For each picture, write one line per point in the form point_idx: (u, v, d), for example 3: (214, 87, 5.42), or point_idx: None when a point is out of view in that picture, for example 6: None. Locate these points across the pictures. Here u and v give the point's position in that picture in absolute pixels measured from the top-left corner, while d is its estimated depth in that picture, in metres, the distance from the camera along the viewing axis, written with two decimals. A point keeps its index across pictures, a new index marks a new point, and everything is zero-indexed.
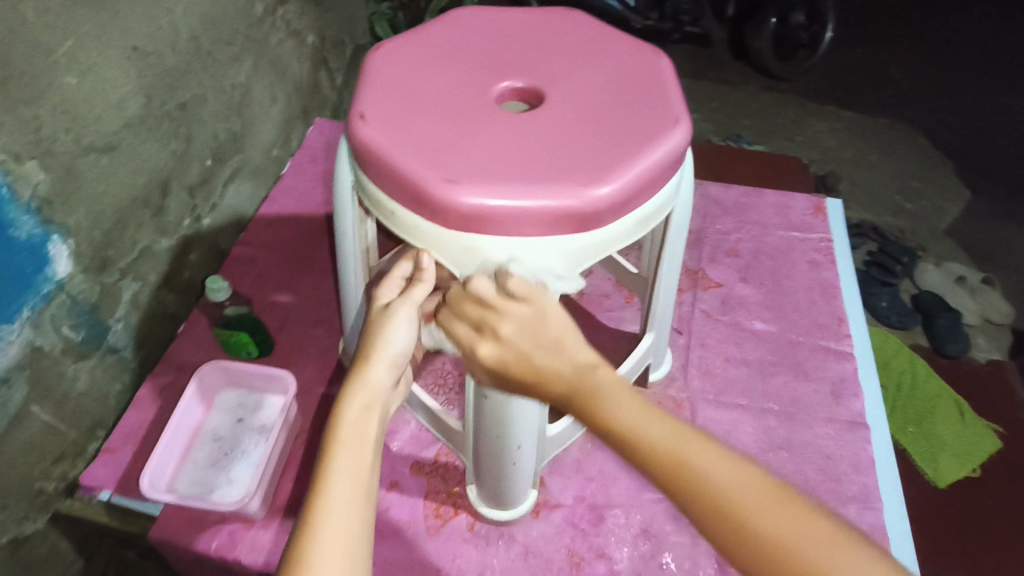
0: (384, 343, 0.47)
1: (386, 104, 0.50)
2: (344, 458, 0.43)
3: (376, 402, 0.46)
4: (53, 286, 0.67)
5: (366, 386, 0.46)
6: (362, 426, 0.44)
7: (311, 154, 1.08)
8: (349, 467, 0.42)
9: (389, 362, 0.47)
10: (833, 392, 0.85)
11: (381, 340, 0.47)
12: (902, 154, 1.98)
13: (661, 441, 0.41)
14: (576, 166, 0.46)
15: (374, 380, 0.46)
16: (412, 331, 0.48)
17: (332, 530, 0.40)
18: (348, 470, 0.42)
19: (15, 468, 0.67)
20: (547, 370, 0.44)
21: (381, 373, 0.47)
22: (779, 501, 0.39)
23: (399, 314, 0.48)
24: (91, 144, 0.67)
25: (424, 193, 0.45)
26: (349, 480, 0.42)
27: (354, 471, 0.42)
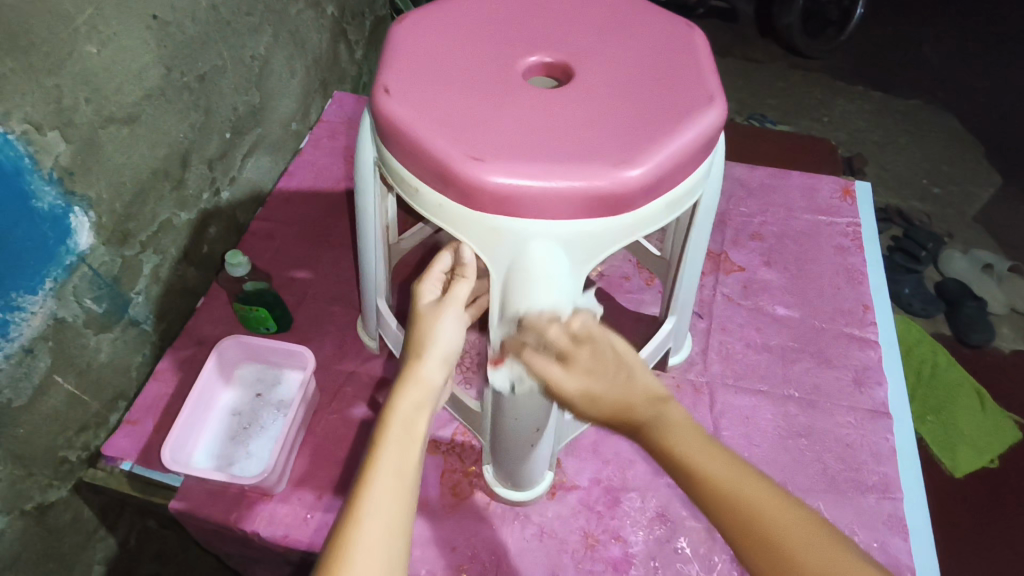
0: (433, 341, 0.46)
1: (411, 78, 0.49)
2: (389, 461, 0.42)
3: (425, 401, 0.45)
4: (75, 258, 0.67)
5: (415, 385, 0.45)
6: (409, 426, 0.44)
7: (331, 129, 1.07)
8: (394, 471, 0.42)
9: (440, 360, 0.46)
10: (855, 380, 0.84)
11: (430, 337, 0.46)
12: (932, 136, 1.92)
13: (713, 472, 0.43)
14: (607, 146, 0.45)
15: (423, 380, 0.45)
16: (461, 326, 0.48)
17: (377, 530, 0.39)
18: (392, 474, 0.41)
19: (40, 437, 0.68)
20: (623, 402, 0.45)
21: (432, 370, 0.46)
22: (810, 531, 0.40)
23: (448, 308, 0.47)
24: (112, 115, 0.66)
25: (449, 172, 0.44)
26: (393, 484, 0.41)
27: (397, 476, 0.41)
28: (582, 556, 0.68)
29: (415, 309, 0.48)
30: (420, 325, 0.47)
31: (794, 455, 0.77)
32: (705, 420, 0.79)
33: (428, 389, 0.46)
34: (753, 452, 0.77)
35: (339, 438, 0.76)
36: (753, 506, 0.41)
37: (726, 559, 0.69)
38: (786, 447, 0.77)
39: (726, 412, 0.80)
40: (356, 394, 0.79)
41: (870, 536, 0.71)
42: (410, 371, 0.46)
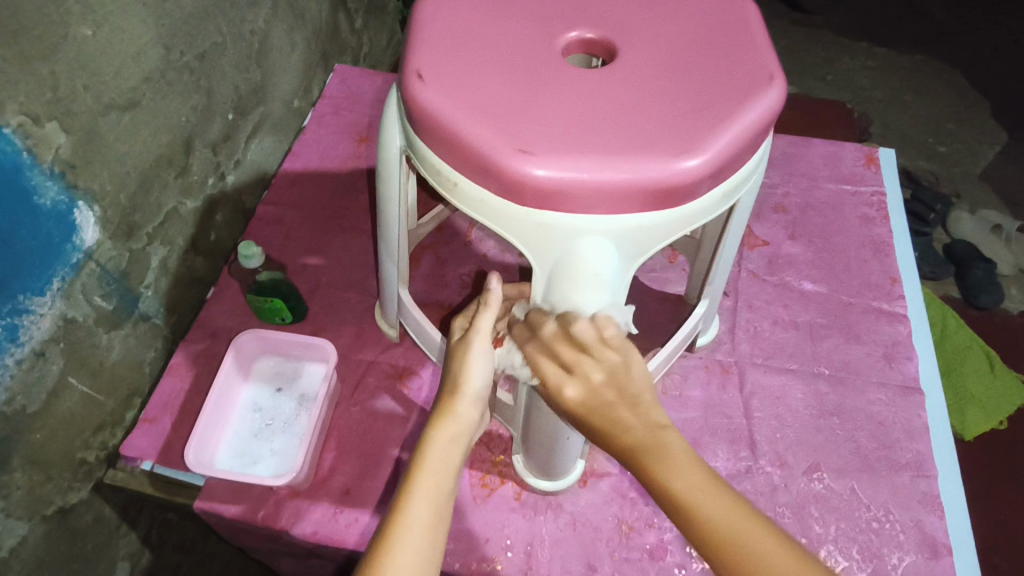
0: (468, 379, 0.54)
1: (445, 61, 0.45)
2: (427, 481, 0.49)
3: (461, 432, 0.52)
4: (82, 255, 0.63)
5: (453, 418, 0.52)
6: (446, 452, 0.51)
7: (333, 105, 1.03)
8: (430, 489, 0.48)
9: (474, 399, 0.54)
10: (885, 356, 0.82)
11: (465, 376, 0.54)
12: (941, 94, 1.88)
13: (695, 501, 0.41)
14: (662, 135, 0.42)
15: (460, 414, 0.52)
16: (491, 366, 0.54)
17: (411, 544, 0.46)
18: (429, 493, 0.48)
19: (58, 440, 0.66)
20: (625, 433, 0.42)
21: (467, 408, 0.53)
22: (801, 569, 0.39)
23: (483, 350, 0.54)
24: (111, 102, 0.62)
25: (494, 165, 0.41)
26: (430, 499, 0.48)
27: (434, 493, 0.48)
28: (617, 544, 0.68)
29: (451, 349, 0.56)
30: (458, 363, 0.54)
31: (825, 435, 0.76)
32: (735, 401, 0.78)
33: (465, 422, 0.52)
34: (785, 433, 0.76)
35: (363, 431, 0.74)
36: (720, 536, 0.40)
37: None
38: (818, 427, 0.76)
39: (756, 393, 0.78)
40: (378, 384, 0.77)
41: (906, 516, 0.70)
42: (448, 403, 0.53)
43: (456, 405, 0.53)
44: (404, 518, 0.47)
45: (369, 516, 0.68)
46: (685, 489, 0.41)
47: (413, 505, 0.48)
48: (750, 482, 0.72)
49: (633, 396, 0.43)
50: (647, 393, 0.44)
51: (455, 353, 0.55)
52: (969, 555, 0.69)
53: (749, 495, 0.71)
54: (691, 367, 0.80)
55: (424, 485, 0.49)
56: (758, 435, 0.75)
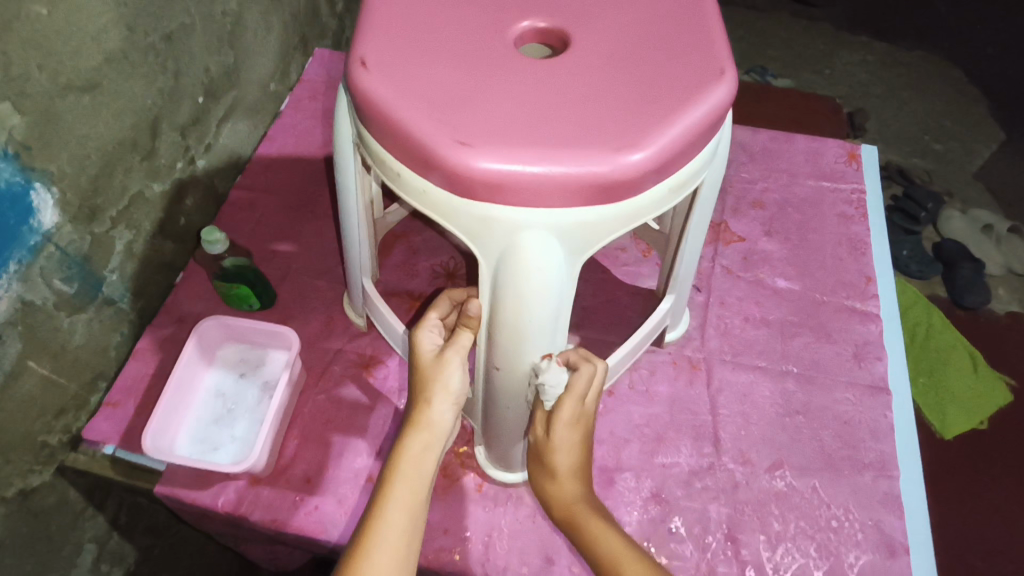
0: (442, 387, 0.55)
1: (390, 48, 0.44)
2: (403, 489, 0.52)
3: (435, 439, 0.55)
4: (40, 238, 0.63)
5: (427, 427, 0.54)
6: (420, 460, 0.53)
7: (312, 90, 1.02)
8: (406, 497, 0.52)
9: (449, 405, 0.55)
10: (855, 355, 0.82)
11: (439, 384, 0.55)
12: (937, 90, 1.86)
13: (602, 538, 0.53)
14: (606, 128, 0.41)
15: (434, 423, 0.55)
16: (466, 374, 0.56)
17: (388, 552, 0.49)
18: (404, 500, 0.51)
19: (17, 424, 0.65)
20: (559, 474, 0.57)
21: (440, 413, 0.55)
22: None
23: (455, 359, 0.55)
24: (70, 83, 0.61)
25: (434, 156, 0.41)
26: (406, 505, 0.51)
27: (409, 499, 0.52)
28: None
29: (424, 357, 0.56)
30: (429, 373, 0.55)
31: (790, 433, 0.76)
32: (701, 397, 0.78)
33: (438, 429, 0.55)
34: (750, 431, 0.76)
35: (327, 419, 0.74)
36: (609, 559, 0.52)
37: (720, 538, 0.69)
38: (783, 425, 0.76)
39: (723, 390, 0.78)
40: (344, 372, 0.77)
41: (866, 515, 0.70)
42: (422, 413, 0.55)
43: (430, 414, 0.55)
44: (378, 528, 0.50)
45: (329, 504, 0.69)
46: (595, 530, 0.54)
47: (389, 512, 0.51)
48: (712, 478, 0.72)
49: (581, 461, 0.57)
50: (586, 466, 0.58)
51: (425, 363, 0.56)
52: (927, 556, 0.69)
53: (710, 492, 0.71)
54: (660, 362, 0.80)
55: (400, 491, 0.52)
56: (723, 432, 0.75)
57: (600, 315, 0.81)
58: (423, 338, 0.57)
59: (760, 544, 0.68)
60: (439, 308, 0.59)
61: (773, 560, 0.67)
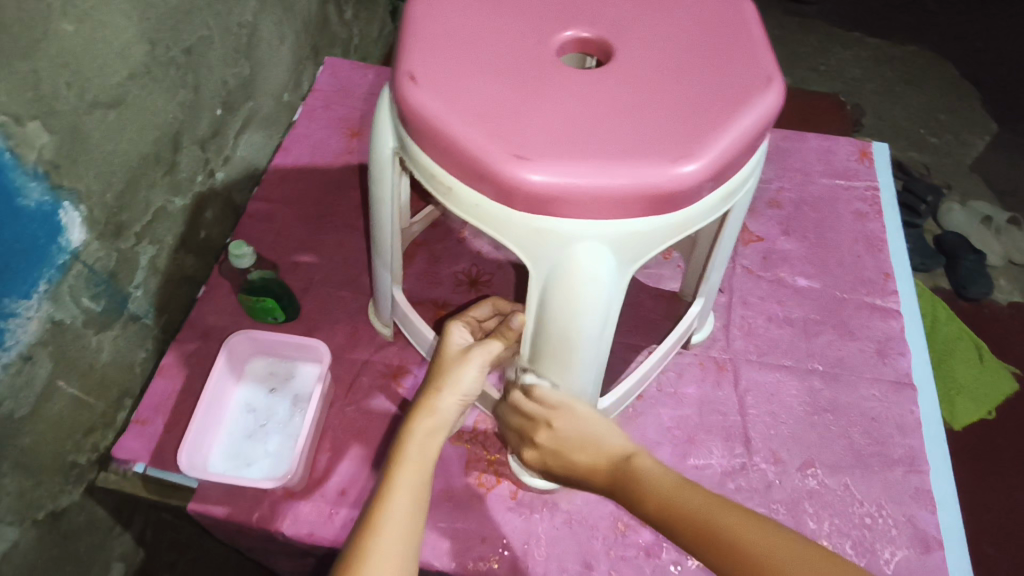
0: (456, 380, 0.55)
1: (438, 63, 0.45)
2: (407, 471, 0.50)
3: (440, 428, 0.53)
4: (68, 256, 0.62)
5: (432, 413, 0.53)
6: (425, 445, 0.52)
7: (324, 99, 1.01)
8: (410, 479, 0.50)
9: (457, 399, 0.55)
10: (879, 351, 0.82)
11: (454, 377, 0.55)
12: (932, 84, 1.88)
13: (658, 487, 0.49)
14: (660, 139, 0.42)
15: (440, 411, 0.54)
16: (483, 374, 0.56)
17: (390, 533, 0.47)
18: (408, 482, 0.50)
19: (48, 444, 0.65)
20: (580, 465, 0.53)
21: (448, 404, 0.54)
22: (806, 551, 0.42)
23: (476, 355, 0.56)
24: (96, 100, 0.61)
25: (491, 171, 0.41)
26: (411, 489, 0.50)
27: (413, 479, 0.50)
28: (613, 542, 0.68)
29: (449, 350, 0.57)
30: (448, 366, 0.55)
31: (820, 432, 0.76)
32: (730, 398, 0.78)
33: (444, 419, 0.54)
34: (779, 430, 0.76)
35: (358, 431, 0.74)
36: (677, 504, 0.47)
37: None
38: (811, 424, 0.76)
39: (750, 390, 0.79)
40: (373, 383, 0.77)
41: (898, 511, 0.71)
42: (428, 401, 0.54)
43: (437, 402, 0.54)
44: (384, 508, 0.48)
45: None
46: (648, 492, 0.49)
47: (394, 491, 0.49)
48: (745, 479, 0.72)
49: (588, 437, 0.54)
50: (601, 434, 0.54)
51: (447, 357, 0.56)
52: (960, 549, 0.70)
53: (744, 492, 0.72)
54: (686, 364, 0.80)
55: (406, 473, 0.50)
56: (752, 432, 0.76)
57: (625, 319, 0.81)
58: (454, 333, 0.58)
59: None
60: (478, 310, 0.63)
61: None
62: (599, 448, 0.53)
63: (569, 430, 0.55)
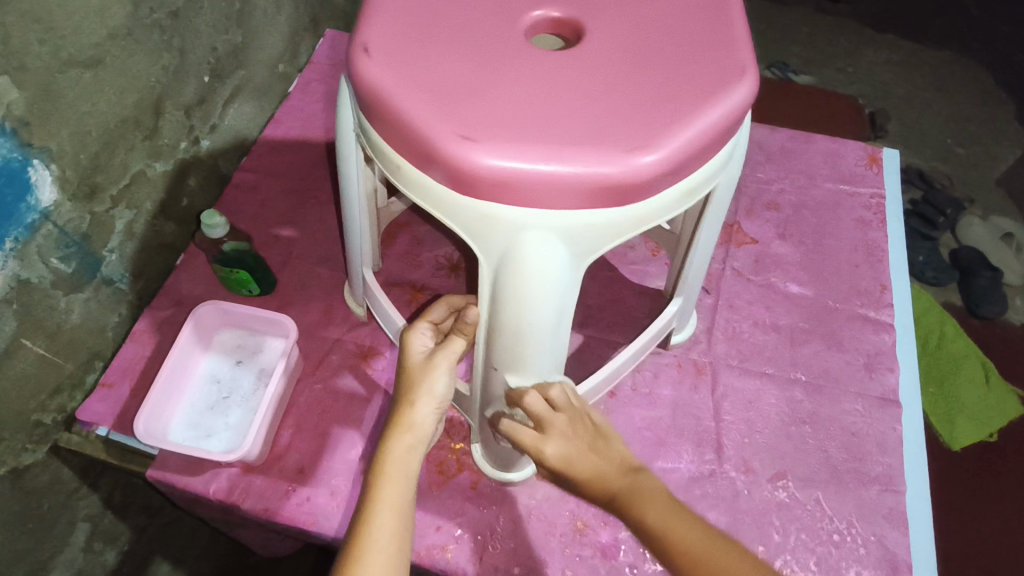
0: (427, 390, 0.54)
1: (396, 35, 0.43)
2: (389, 493, 0.50)
3: (418, 441, 0.53)
4: (38, 216, 0.62)
5: (408, 429, 0.53)
6: (405, 462, 0.52)
7: (321, 72, 1.00)
8: (393, 501, 0.50)
9: (432, 408, 0.54)
10: (867, 365, 0.80)
11: (424, 387, 0.54)
12: (962, 92, 1.81)
13: (658, 519, 0.48)
14: (617, 128, 0.39)
15: (417, 425, 0.53)
16: (453, 379, 0.55)
17: (378, 562, 0.47)
18: (391, 505, 0.50)
19: (11, 402, 0.65)
20: (599, 468, 0.51)
21: (423, 415, 0.53)
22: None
23: (442, 364, 0.54)
24: (71, 59, 0.60)
25: (436, 151, 0.39)
26: (394, 511, 0.50)
27: (395, 500, 0.50)
28: (569, 540, 0.67)
29: (414, 359, 0.55)
30: (417, 377, 0.54)
31: (795, 443, 0.74)
32: (706, 402, 0.76)
33: (421, 431, 0.53)
34: (754, 439, 0.74)
35: (323, 409, 0.73)
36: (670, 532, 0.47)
37: None
38: (788, 435, 0.74)
39: (728, 395, 0.76)
40: (342, 363, 0.76)
41: (869, 530, 0.69)
42: (403, 416, 0.53)
43: (412, 417, 0.53)
44: (368, 537, 0.48)
45: (322, 495, 0.68)
46: (656, 516, 0.48)
47: (377, 517, 0.49)
48: (712, 486, 0.71)
49: (601, 442, 0.53)
50: (611, 440, 0.53)
51: (413, 364, 0.55)
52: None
53: (710, 499, 0.70)
54: (663, 365, 0.78)
55: (388, 493, 0.50)
56: (726, 439, 0.74)
57: (605, 314, 0.79)
58: (414, 342, 0.56)
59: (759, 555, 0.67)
60: (434, 311, 0.59)
61: None
62: (611, 453, 0.52)
63: (583, 430, 0.53)
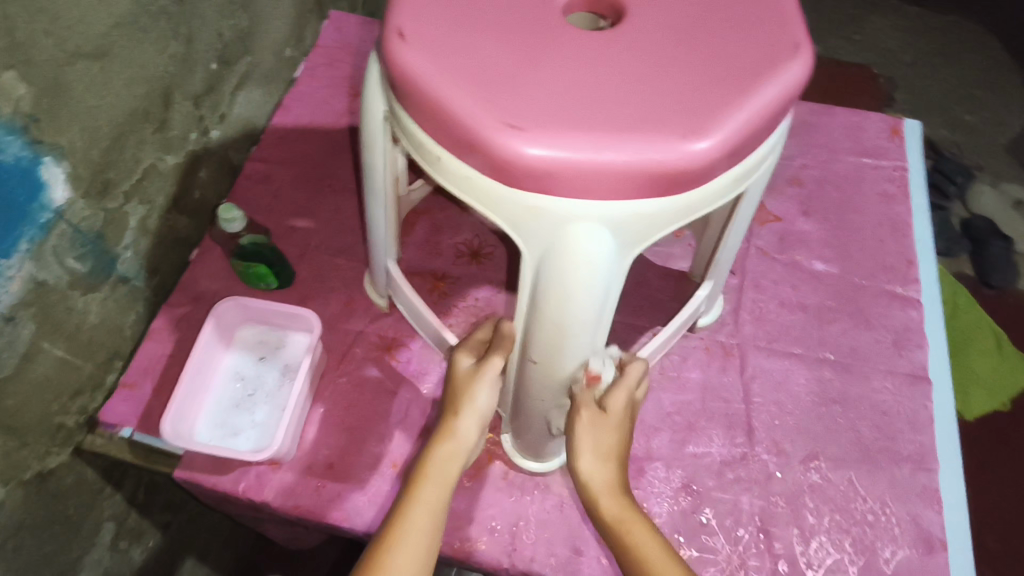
0: (471, 401, 0.56)
1: (431, 20, 0.41)
2: (426, 492, 0.52)
3: (460, 449, 0.55)
4: (52, 215, 0.60)
5: (451, 437, 0.55)
6: (445, 466, 0.54)
7: (328, 56, 0.98)
8: (429, 500, 0.52)
9: (475, 419, 0.56)
10: (895, 342, 0.79)
11: (469, 398, 0.56)
12: (971, 57, 1.78)
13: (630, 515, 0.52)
14: (669, 112, 0.38)
15: (460, 433, 0.55)
16: (497, 395, 0.57)
17: (408, 552, 0.49)
18: (427, 503, 0.52)
19: (34, 406, 0.63)
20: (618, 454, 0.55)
21: (466, 425, 0.56)
22: None
23: (486, 376, 0.56)
24: (78, 50, 0.57)
25: (481, 142, 0.38)
26: (428, 509, 0.51)
27: (432, 500, 0.52)
28: None
29: (460, 373, 0.57)
30: (462, 388, 0.56)
31: (827, 424, 0.73)
32: (735, 385, 0.75)
33: (463, 440, 0.55)
34: (785, 420, 0.73)
35: (349, 404, 0.72)
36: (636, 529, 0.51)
37: (752, 531, 0.67)
38: (818, 415, 0.73)
39: (757, 377, 0.76)
40: (366, 355, 0.75)
41: (903, 509, 0.68)
42: (448, 424, 0.56)
43: (456, 426, 0.56)
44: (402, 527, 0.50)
45: (352, 490, 0.67)
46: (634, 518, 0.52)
47: (414, 512, 0.51)
48: (745, 469, 0.70)
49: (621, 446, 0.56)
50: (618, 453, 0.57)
51: (459, 377, 0.57)
52: (966, 552, 0.67)
53: (743, 483, 0.69)
54: (691, 348, 0.77)
55: (427, 493, 0.52)
56: (756, 422, 0.73)
57: (630, 298, 0.77)
58: (462, 356, 0.59)
59: (793, 537, 0.66)
60: (482, 330, 0.61)
61: (806, 553, 0.66)
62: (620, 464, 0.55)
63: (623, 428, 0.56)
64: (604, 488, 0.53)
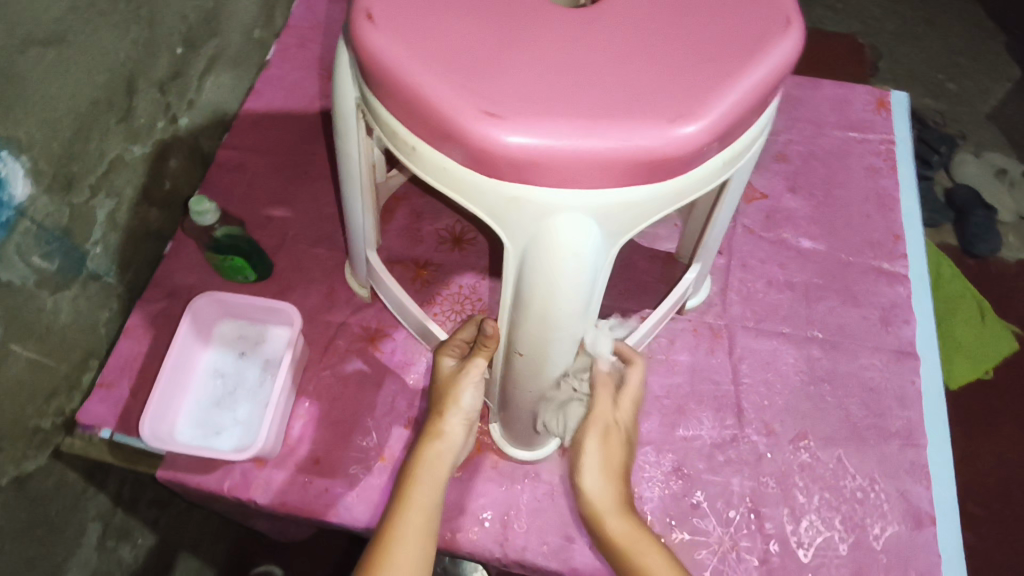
0: (456, 402, 0.56)
1: (403, 2, 0.39)
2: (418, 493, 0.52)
3: (448, 450, 0.55)
4: (14, 213, 0.57)
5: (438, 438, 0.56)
6: (435, 465, 0.54)
7: (299, 37, 0.94)
8: (422, 500, 0.52)
9: (462, 419, 0.57)
10: (883, 319, 0.78)
11: (454, 399, 0.56)
12: (952, 24, 1.77)
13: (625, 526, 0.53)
14: (654, 95, 0.36)
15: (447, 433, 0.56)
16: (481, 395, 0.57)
17: (405, 554, 0.49)
18: (420, 504, 0.51)
19: (7, 410, 0.61)
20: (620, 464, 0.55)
21: (454, 426, 0.56)
22: None
23: (469, 376, 0.56)
24: (31, 37, 0.54)
25: (460, 131, 0.36)
26: (423, 510, 0.51)
27: (426, 499, 0.52)
28: None
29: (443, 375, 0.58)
30: (446, 388, 0.57)
31: (815, 403, 0.73)
32: (724, 365, 0.75)
33: (451, 441, 0.56)
34: (773, 400, 0.73)
35: (334, 397, 0.71)
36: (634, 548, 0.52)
37: (743, 512, 0.67)
38: (807, 394, 0.73)
39: (745, 358, 0.75)
40: (349, 347, 0.73)
41: (892, 485, 0.69)
42: (434, 425, 0.56)
43: (442, 427, 0.56)
44: (396, 528, 0.50)
45: (340, 485, 0.66)
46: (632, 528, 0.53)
47: (408, 513, 0.51)
48: (735, 450, 0.70)
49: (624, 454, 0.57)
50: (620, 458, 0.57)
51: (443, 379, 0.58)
52: (953, 525, 0.68)
53: (733, 464, 0.69)
54: (679, 330, 0.77)
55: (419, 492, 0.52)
56: (745, 402, 0.73)
57: (617, 281, 0.76)
58: (445, 357, 0.59)
59: (783, 517, 0.67)
60: (466, 329, 0.60)
61: (796, 533, 0.66)
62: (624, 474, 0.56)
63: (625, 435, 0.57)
64: (611, 506, 0.53)
